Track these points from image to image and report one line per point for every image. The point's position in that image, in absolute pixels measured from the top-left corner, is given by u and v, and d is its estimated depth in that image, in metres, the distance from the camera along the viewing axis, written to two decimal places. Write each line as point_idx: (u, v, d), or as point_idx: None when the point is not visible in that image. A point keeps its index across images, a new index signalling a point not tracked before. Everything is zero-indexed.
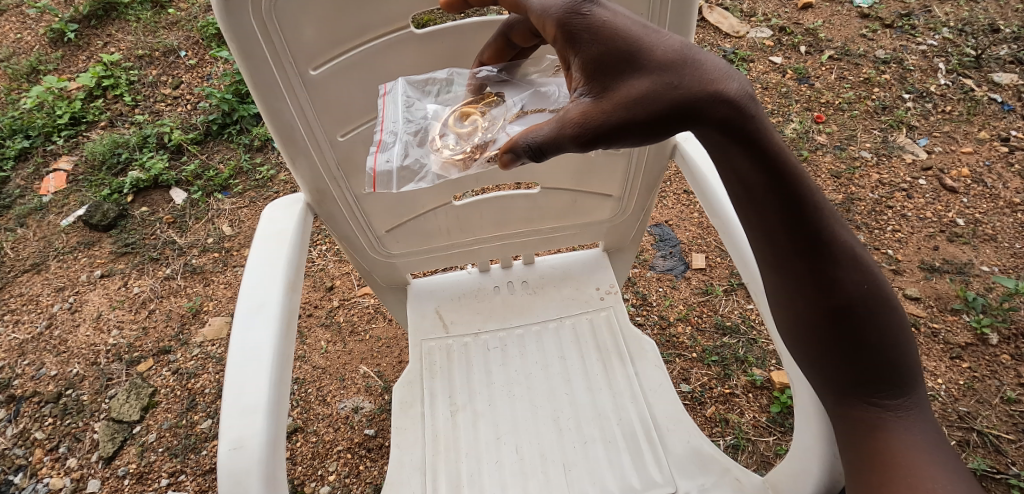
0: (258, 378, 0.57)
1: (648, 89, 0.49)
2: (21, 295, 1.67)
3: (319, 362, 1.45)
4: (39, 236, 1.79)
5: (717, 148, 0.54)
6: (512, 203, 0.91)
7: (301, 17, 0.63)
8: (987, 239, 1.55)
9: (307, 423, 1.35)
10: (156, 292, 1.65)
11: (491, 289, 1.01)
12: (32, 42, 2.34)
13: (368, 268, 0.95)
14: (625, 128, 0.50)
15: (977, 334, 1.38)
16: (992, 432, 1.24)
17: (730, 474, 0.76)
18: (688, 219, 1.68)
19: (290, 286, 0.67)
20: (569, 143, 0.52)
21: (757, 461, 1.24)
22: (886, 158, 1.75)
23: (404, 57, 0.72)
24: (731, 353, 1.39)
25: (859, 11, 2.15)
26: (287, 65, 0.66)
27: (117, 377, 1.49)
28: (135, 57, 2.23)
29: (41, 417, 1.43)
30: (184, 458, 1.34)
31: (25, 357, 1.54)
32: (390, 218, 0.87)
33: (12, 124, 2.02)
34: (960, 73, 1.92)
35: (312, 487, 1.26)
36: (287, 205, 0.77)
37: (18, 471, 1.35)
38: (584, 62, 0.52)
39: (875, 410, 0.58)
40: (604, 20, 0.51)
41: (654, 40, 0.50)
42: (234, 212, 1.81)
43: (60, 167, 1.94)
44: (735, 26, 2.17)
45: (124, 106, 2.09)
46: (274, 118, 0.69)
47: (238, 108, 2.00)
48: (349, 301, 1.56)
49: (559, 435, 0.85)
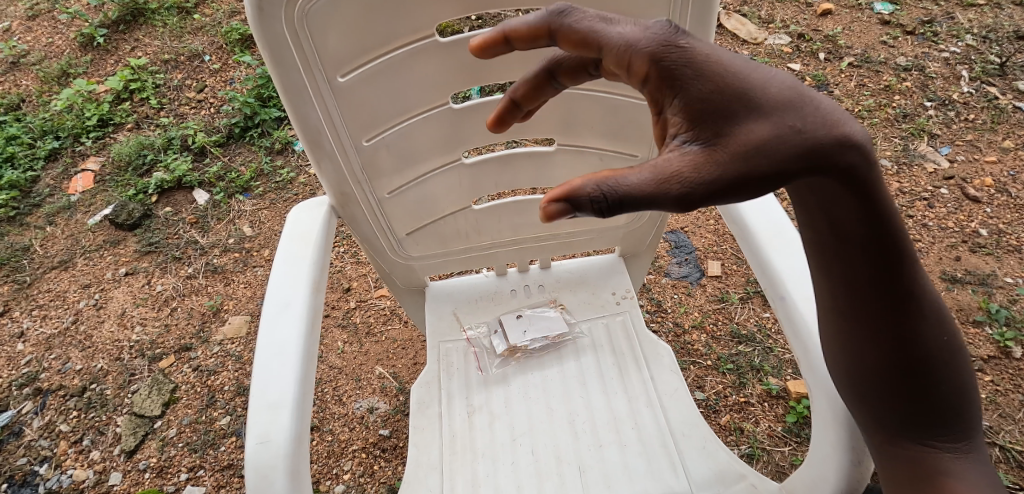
0: (284, 374, 0.59)
1: (770, 136, 0.39)
2: (50, 291, 1.72)
3: (336, 362, 1.47)
4: (67, 235, 1.84)
5: (813, 196, 0.47)
6: (531, 208, 0.92)
7: (331, 26, 0.65)
8: (1011, 251, 1.52)
9: (324, 422, 1.37)
10: (179, 290, 1.68)
11: (507, 294, 1.03)
12: (63, 47, 2.41)
13: (388, 270, 0.96)
14: (744, 182, 0.39)
15: (1001, 347, 1.35)
16: (1016, 448, 1.21)
17: (746, 481, 0.76)
18: (704, 227, 1.68)
19: (314, 287, 0.68)
20: (669, 199, 0.37)
21: (772, 471, 1.23)
22: (907, 167, 1.74)
23: (429, 65, 0.73)
24: (747, 361, 1.39)
25: (879, 18, 2.14)
26: (316, 71, 0.67)
27: (140, 373, 1.52)
28: (162, 61, 2.29)
29: (66, 410, 1.46)
30: (203, 454, 1.37)
31: (52, 352, 1.59)
32: (411, 221, 0.88)
33: (44, 125, 2.09)
34: (984, 81, 1.90)
35: (327, 485, 1.27)
36: (312, 208, 0.78)
37: (44, 462, 1.38)
38: (683, 103, 0.41)
39: (935, 458, 0.56)
40: (705, 53, 0.42)
41: (765, 78, 0.41)
42: (254, 213, 1.85)
43: (88, 168, 2.00)
44: (753, 32, 2.17)
45: (150, 108, 2.15)
46: (301, 121, 0.71)
47: (259, 112, 2.04)
48: (365, 302, 1.58)
49: (575, 438, 0.85)
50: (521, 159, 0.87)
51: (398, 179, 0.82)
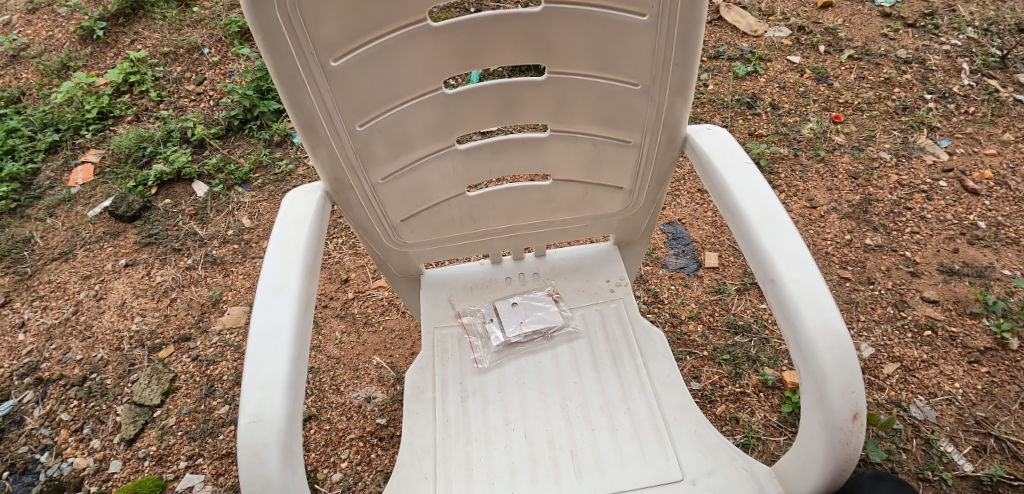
0: (277, 354, 0.59)
1: None
2: (49, 282, 1.73)
3: (334, 353, 1.48)
4: (67, 226, 1.84)
5: None
6: (525, 194, 0.92)
7: (323, 11, 0.65)
8: (1010, 243, 1.52)
9: (322, 411, 1.38)
10: (178, 281, 1.69)
11: (502, 280, 1.04)
12: (63, 40, 2.41)
13: (384, 257, 0.96)
14: None
15: (997, 339, 1.35)
16: (1011, 438, 1.21)
17: (736, 463, 0.77)
18: (701, 219, 1.68)
19: (308, 271, 0.69)
20: None
21: (767, 460, 1.23)
22: (906, 159, 1.74)
23: (422, 50, 0.74)
24: (742, 352, 1.39)
25: (880, 11, 2.13)
26: (310, 57, 0.68)
27: (140, 363, 1.53)
28: (161, 54, 2.29)
29: (66, 399, 1.47)
30: (201, 442, 1.37)
31: (52, 342, 1.59)
32: (405, 207, 0.89)
33: (44, 117, 2.10)
34: (984, 74, 1.89)
35: (325, 473, 1.28)
36: (307, 193, 0.79)
37: (44, 450, 1.39)
38: None
39: None
40: None
41: None
42: (253, 205, 1.86)
43: (88, 160, 2.01)
44: (753, 25, 2.18)
45: (150, 101, 2.16)
46: (295, 106, 0.71)
47: (258, 104, 2.05)
48: (362, 293, 1.59)
49: (567, 422, 0.86)
50: (514, 146, 0.87)
51: (392, 164, 0.82)
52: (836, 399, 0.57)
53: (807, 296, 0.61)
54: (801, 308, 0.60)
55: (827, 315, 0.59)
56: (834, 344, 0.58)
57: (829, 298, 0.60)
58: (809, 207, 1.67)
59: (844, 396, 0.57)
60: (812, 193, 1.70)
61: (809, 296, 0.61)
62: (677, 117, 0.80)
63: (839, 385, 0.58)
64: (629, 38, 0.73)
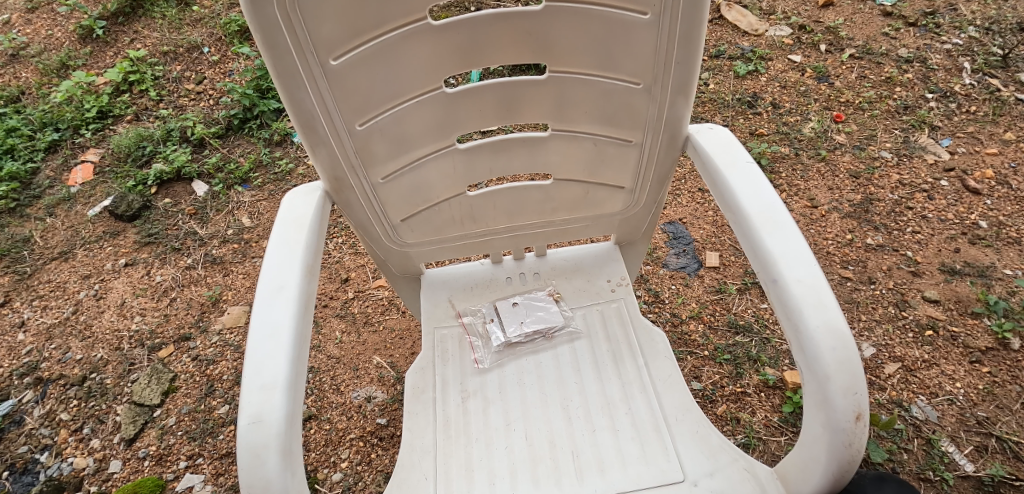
0: (277, 354, 0.59)
1: None
2: (49, 282, 1.72)
3: (334, 352, 1.48)
4: (66, 225, 1.84)
5: None
6: (525, 194, 0.92)
7: (323, 10, 0.65)
8: (1011, 243, 1.51)
9: (322, 411, 1.37)
10: (178, 281, 1.69)
11: (503, 280, 1.04)
12: (62, 39, 2.41)
13: (384, 257, 0.96)
14: None
15: (998, 339, 1.35)
16: (1012, 438, 1.21)
17: (738, 463, 0.76)
18: (702, 218, 1.68)
19: (307, 271, 0.68)
20: None
21: (768, 460, 1.23)
22: (908, 158, 1.73)
23: (422, 49, 0.73)
24: (743, 352, 1.39)
25: (882, 9, 2.12)
26: (309, 55, 0.68)
27: (140, 362, 1.53)
28: (161, 53, 2.29)
29: (66, 399, 1.47)
30: (201, 442, 1.37)
31: (51, 342, 1.59)
32: (405, 207, 0.88)
33: (43, 117, 2.09)
34: (986, 73, 1.89)
35: (325, 473, 1.28)
36: (307, 193, 0.78)
37: (44, 450, 1.39)
38: None
39: None
40: None
41: None
42: (253, 205, 1.86)
43: (87, 159, 2.00)
44: (754, 24, 2.17)
45: (149, 100, 2.15)
46: (295, 105, 0.71)
47: (258, 103, 2.04)
48: (362, 293, 1.59)
49: (567, 422, 0.85)
50: (515, 146, 0.87)
51: (392, 164, 0.82)
52: (838, 400, 0.57)
53: (810, 296, 0.60)
54: (803, 308, 0.60)
55: (829, 316, 0.59)
56: (837, 344, 0.58)
57: (832, 298, 0.60)
58: (810, 207, 1.66)
59: (847, 396, 0.57)
60: (813, 193, 1.69)
61: (811, 296, 0.60)
62: (678, 116, 0.80)
63: (842, 385, 0.57)
64: (630, 37, 0.73)
